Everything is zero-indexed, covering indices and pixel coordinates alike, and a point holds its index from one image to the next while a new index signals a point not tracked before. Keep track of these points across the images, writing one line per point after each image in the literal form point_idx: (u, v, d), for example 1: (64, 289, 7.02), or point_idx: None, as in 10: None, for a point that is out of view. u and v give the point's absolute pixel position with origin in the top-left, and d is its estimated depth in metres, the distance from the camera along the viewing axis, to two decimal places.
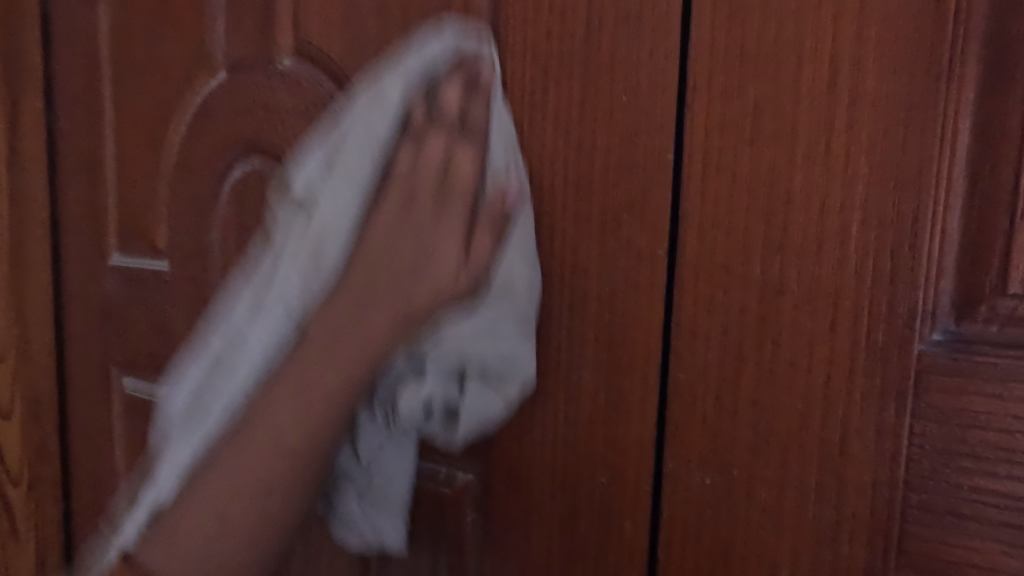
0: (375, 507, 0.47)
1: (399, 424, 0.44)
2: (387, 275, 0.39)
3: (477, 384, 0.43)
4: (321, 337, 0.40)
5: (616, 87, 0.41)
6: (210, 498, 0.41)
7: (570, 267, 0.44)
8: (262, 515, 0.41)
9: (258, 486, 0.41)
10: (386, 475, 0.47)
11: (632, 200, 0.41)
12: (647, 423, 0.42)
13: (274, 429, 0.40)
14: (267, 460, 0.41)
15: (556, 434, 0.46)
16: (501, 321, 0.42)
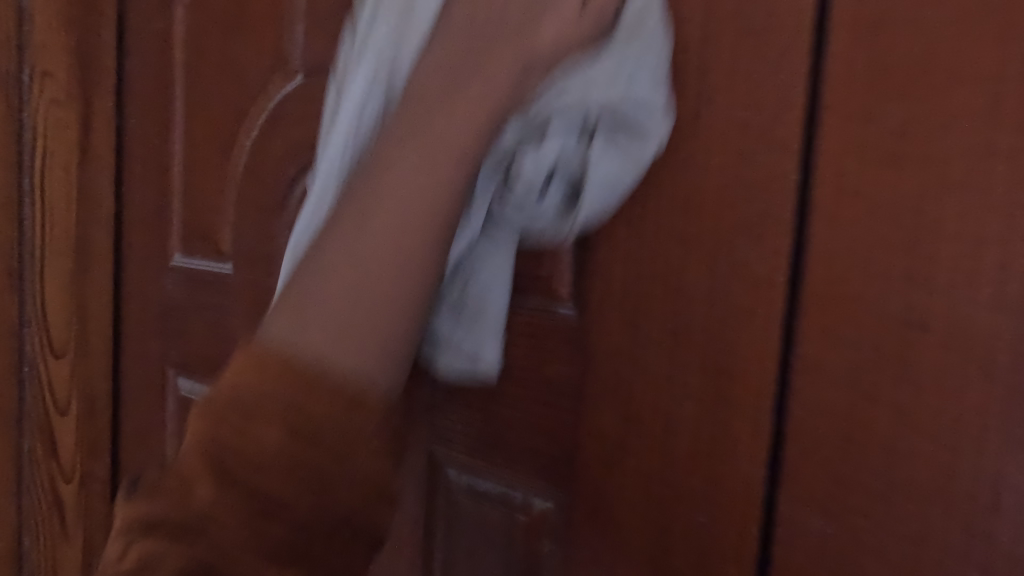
0: (473, 328, 0.45)
1: (518, 193, 0.42)
2: (512, 30, 0.39)
3: (604, 138, 0.40)
4: (430, 89, 0.39)
5: (734, 103, 0.39)
6: (320, 307, 0.36)
7: (673, 290, 0.42)
8: (381, 286, 0.36)
9: (380, 253, 0.36)
10: (490, 285, 0.45)
11: (749, 223, 0.39)
12: (758, 462, 0.39)
13: (398, 198, 0.37)
14: (378, 267, 0.36)
15: (649, 466, 0.43)
16: (638, 58, 0.38)
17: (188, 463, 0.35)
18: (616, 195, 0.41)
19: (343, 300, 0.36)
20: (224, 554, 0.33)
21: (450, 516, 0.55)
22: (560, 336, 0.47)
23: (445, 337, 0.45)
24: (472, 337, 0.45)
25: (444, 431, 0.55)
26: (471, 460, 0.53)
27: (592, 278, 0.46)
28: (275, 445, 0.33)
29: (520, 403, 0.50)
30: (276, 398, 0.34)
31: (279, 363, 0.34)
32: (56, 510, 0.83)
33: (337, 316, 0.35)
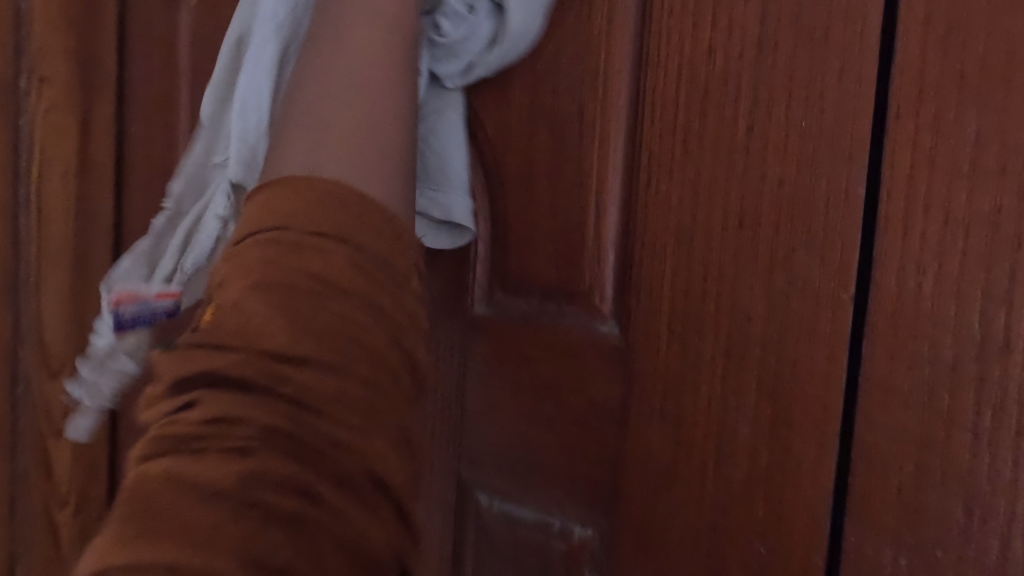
0: (450, 187, 0.49)
1: (455, 16, 0.47)
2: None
3: None
4: None
5: (793, 111, 0.37)
6: (312, 139, 0.41)
7: (726, 306, 0.40)
8: (367, 107, 0.43)
9: (359, 95, 0.43)
10: (454, 136, 0.50)
11: (811, 237, 0.37)
12: (823, 489, 0.37)
13: (362, 48, 0.44)
14: (361, 91, 0.43)
15: (701, 490, 0.41)
16: None
17: (249, 308, 0.35)
18: None
19: (333, 130, 0.42)
20: (308, 420, 0.33)
21: (480, 538, 0.52)
22: (599, 354, 0.46)
23: (425, 187, 0.50)
24: (445, 189, 0.49)
25: (475, 455, 0.52)
26: (504, 485, 0.51)
27: (636, 292, 0.44)
28: (341, 305, 0.36)
29: (557, 424, 0.47)
30: (290, 220, 0.37)
31: (298, 198, 0.38)
32: (53, 537, 0.77)
33: (330, 141, 0.41)
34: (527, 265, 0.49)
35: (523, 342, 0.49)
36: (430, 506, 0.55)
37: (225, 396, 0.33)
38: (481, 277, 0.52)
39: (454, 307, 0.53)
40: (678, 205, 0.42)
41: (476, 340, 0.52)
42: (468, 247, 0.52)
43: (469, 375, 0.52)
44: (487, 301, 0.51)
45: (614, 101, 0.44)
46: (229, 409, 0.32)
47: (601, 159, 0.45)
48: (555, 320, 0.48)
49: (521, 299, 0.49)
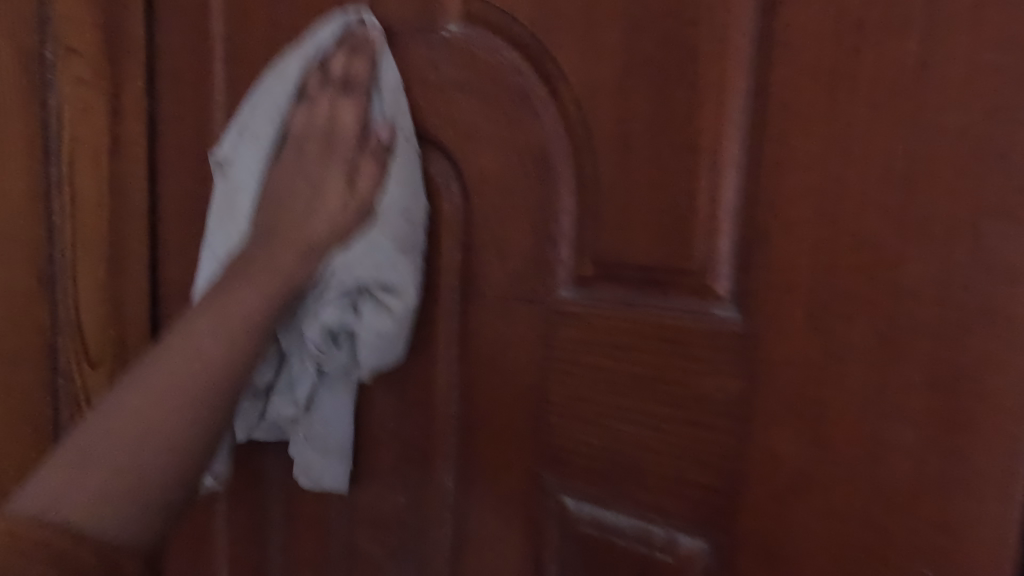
0: (323, 465, 0.55)
1: (331, 361, 0.51)
2: (294, 215, 0.48)
3: (369, 306, 0.49)
4: (253, 254, 0.48)
5: (982, 44, 0.30)
6: (104, 471, 0.42)
7: (884, 285, 0.33)
8: (158, 438, 0.43)
9: (162, 439, 0.44)
10: (327, 421, 0.54)
11: (1005, 197, 0.30)
12: (1016, 505, 0.31)
13: (203, 365, 0.46)
14: (145, 408, 0.44)
15: (845, 501, 0.35)
16: (376, 245, 0.48)
17: None
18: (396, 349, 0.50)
19: (118, 473, 0.42)
20: None
21: (568, 547, 0.47)
22: (715, 345, 0.39)
23: (304, 442, 0.55)
24: (319, 460, 0.55)
25: (561, 455, 0.46)
26: (596, 488, 0.45)
27: (762, 272, 0.37)
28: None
29: (662, 423, 0.41)
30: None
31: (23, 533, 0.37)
32: None
33: (115, 480, 0.41)
34: (624, 242, 0.42)
35: (619, 331, 0.43)
36: (504, 510, 0.50)
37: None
38: (567, 257, 0.46)
39: (532, 293, 0.47)
40: (820, 166, 0.35)
41: (561, 329, 0.46)
42: (550, 223, 0.46)
43: (552, 369, 0.46)
44: (575, 285, 0.45)
45: (736, 43, 0.37)
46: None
47: (717, 115, 0.38)
48: (660, 306, 0.41)
49: (617, 282, 0.43)
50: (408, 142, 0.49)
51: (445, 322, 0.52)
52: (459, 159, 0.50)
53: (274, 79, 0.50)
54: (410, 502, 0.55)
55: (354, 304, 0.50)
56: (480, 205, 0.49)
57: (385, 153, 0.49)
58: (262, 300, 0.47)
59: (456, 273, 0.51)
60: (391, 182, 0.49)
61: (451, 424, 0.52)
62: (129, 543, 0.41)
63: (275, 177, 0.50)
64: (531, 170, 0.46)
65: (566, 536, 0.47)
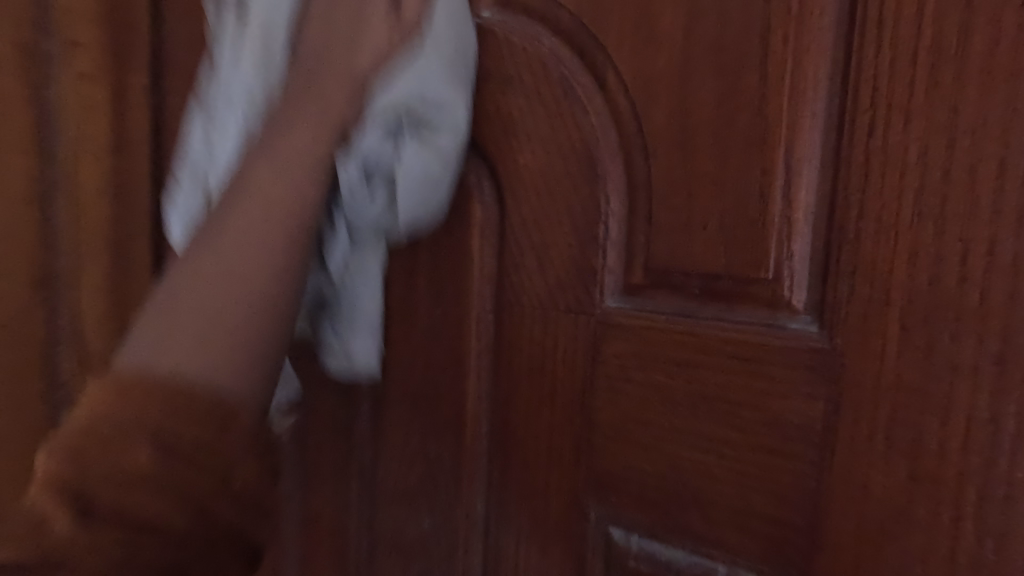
0: (348, 333, 0.49)
1: (365, 202, 0.43)
2: (336, 59, 0.42)
3: (409, 140, 0.42)
4: (294, 107, 0.41)
5: None
6: (166, 349, 0.36)
7: (998, 299, 0.29)
8: (250, 283, 0.38)
9: (254, 297, 0.38)
10: (365, 291, 0.48)
11: None
12: None
13: (266, 217, 0.40)
14: (241, 229, 0.39)
15: (951, 546, 0.31)
16: (427, 67, 0.40)
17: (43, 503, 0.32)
18: (446, 169, 0.44)
19: (188, 343, 0.36)
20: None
21: None
22: (787, 362, 0.35)
23: (339, 330, 0.49)
24: (347, 335, 0.49)
25: (609, 482, 0.42)
26: (654, 521, 0.40)
27: (847, 281, 0.33)
28: None
29: (726, 449, 0.37)
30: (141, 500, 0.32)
31: (142, 379, 0.35)
32: None
33: (190, 356, 0.36)
34: (682, 248, 0.38)
35: (675, 344, 0.39)
36: (543, 540, 0.46)
37: (89, 436, 0.33)
38: (615, 264, 0.41)
39: (576, 302, 0.43)
40: (919, 163, 0.31)
41: (609, 343, 0.41)
42: (597, 226, 0.41)
43: (597, 387, 0.42)
44: (624, 294, 0.41)
45: (815, 25, 0.33)
46: (124, 412, 0.33)
47: (792, 106, 0.34)
48: (722, 317, 0.37)
49: (672, 292, 0.39)
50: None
51: (476, 333, 0.47)
52: (492, 157, 0.46)
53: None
54: (435, 529, 0.51)
55: (397, 136, 0.42)
56: (516, 207, 0.45)
57: None
58: (319, 147, 0.41)
59: (490, 280, 0.47)
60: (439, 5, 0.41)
61: (483, 443, 0.48)
62: (246, 391, 0.37)
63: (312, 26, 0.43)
64: (575, 168, 0.42)
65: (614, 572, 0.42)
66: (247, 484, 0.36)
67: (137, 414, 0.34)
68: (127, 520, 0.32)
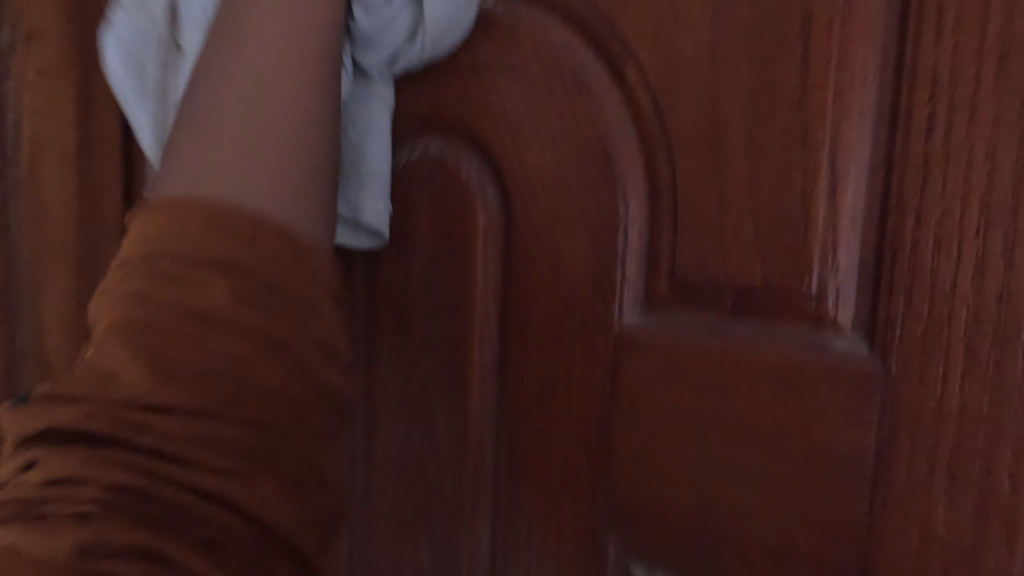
0: (363, 184, 0.42)
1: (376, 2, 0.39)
2: None
3: None
4: None
5: None
6: (212, 177, 0.33)
7: None
8: (287, 115, 0.35)
9: (295, 141, 0.35)
10: (381, 139, 0.43)
11: None
12: None
13: (298, 46, 0.35)
14: (260, 68, 0.35)
15: None
16: None
17: (109, 354, 0.29)
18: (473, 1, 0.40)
19: (239, 173, 0.33)
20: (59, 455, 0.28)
21: None
22: (832, 386, 0.32)
23: (351, 185, 0.43)
24: (359, 187, 0.42)
25: (631, 516, 0.38)
26: (680, 560, 0.37)
27: (904, 296, 0.30)
28: (123, 394, 0.29)
29: (763, 481, 0.34)
30: (212, 365, 0.30)
31: (205, 210, 0.32)
32: None
33: (240, 181, 0.33)
34: (713, 259, 0.34)
35: (705, 366, 0.35)
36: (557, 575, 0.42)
37: (131, 316, 0.30)
38: (635, 276, 0.38)
39: (592, 317, 0.39)
40: (986, 165, 0.28)
41: (629, 363, 0.38)
42: (615, 233, 0.38)
43: (617, 411, 0.38)
44: (645, 309, 0.37)
45: (863, 11, 0.30)
46: (179, 244, 0.31)
47: (838, 102, 0.31)
48: (758, 336, 0.34)
49: (700, 307, 0.35)
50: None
51: (479, 351, 0.43)
52: (498, 159, 0.42)
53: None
54: (435, 564, 0.46)
55: None
56: (524, 212, 0.41)
57: None
58: None
59: (494, 291, 0.43)
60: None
61: (488, 468, 0.44)
62: (305, 220, 0.34)
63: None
64: (589, 170, 0.38)
65: None
66: (333, 335, 0.35)
67: (193, 253, 0.31)
68: (220, 391, 0.30)
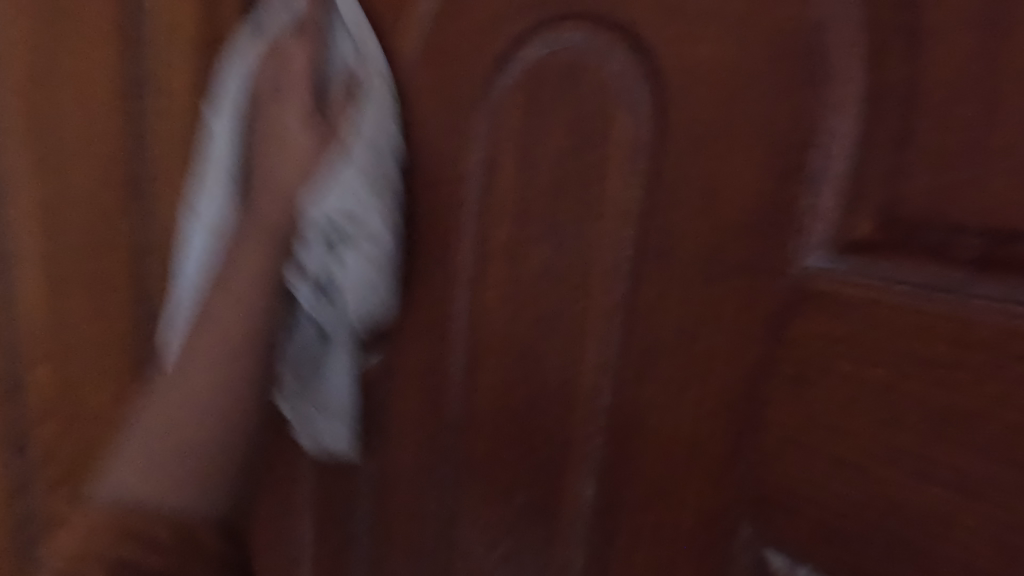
0: (327, 424, 0.50)
1: (320, 306, 0.46)
2: (282, 152, 0.47)
3: (343, 247, 0.44)
4: (241, 277, 0.46)
5: None
6: (140, 487, 0.41)
7: None
8: (201, 384, 0.45)
9: (178, 485, 0.42)
10: (336, 373, 0.49)
11: None
12: None
13: (195, 396, 0.44)
14: (212, 352, 0.45)
15: None
16: (353, 180, 0.43)
17: None
18: (373, 293, 0.46)
19: (152, 491, 0.41)
20: None
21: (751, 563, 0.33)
22: None
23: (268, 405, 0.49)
24: (322, 415, 0.50)
25: (780, 501, 0.32)
26: (836, 556, 0.30)
27: None
28: None
29: (984, 489, 0.26)
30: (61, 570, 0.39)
31: (92, 521, 0.40)
32: None
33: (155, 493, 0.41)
34: (961, 188, 0.25)
35: (912, 334, 0.27)
36: (662, 531, 0.36)
37: None
38: (829, 207, 0.29)
39: (757, 257, 0.31)
40: None
41: (800, 318, 0.30)
42: (809, 148, 0.29)
43: (774, 375, 0.31)
44: (836, 254, 0.29)
45: None
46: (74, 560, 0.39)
47: None
48: (1008, 302, 0.25)
49: (921, 254, 0.27)
50: (381, 76, 0.46)
51: (605, 287, 0.38)
52: (655, 51, 0.34)
53: (238, 61, 0.49)
54: (529, 504, 0.43)
55: (341, 236, 0.44)
56: (684, 119, 0.33)
57: (359, 92, 0.46)
58: (273, 247, 0.46)
59: (629, 217, 0.36)
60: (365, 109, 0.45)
61: (599, 418, 0.39)
62: (189, 503, 0.42)
63: (257, 115, 0.48)
64: (784, 63, 0.29)
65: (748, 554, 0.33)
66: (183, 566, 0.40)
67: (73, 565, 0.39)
68: None
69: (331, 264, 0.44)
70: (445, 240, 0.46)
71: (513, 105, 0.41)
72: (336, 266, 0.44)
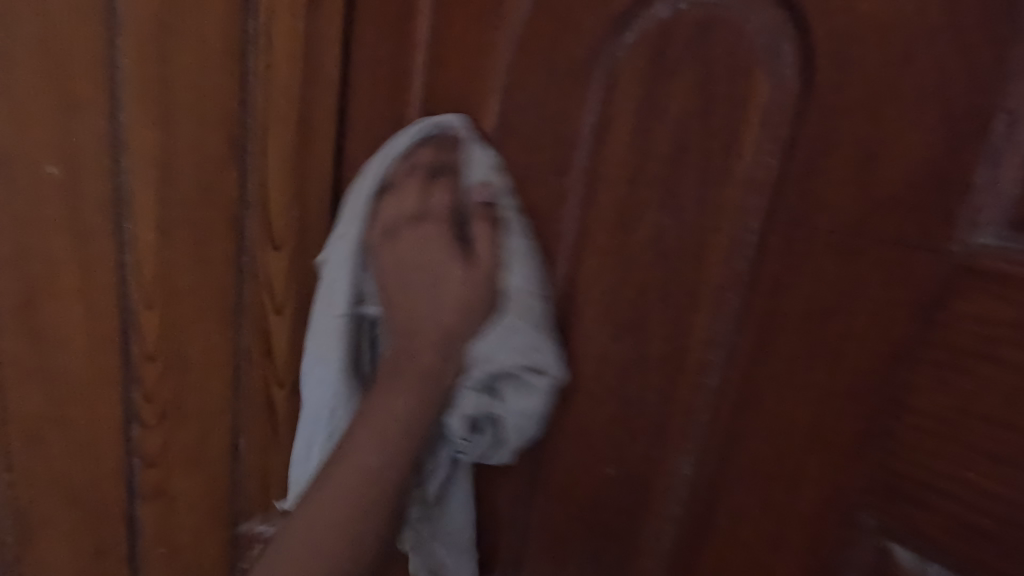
0: (451, 555, 0.51)
1: (474, 443, 0.47)
2: (427, 275, 0.45)
3: (511, 386, 0.46)
4: (398, 386, 0.44)
5: None
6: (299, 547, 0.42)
7: None
8: (375, 465, 0.44)
9: (335, 546, 0.42)
10: (456, 513, 0.50)
11: None
12: None
13: (361, 473, 0.44)
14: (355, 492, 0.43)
15: None
16: (518, 320, 0.44)
17: None
18: (531, 430, 0.46)
19: (315, 552, 0.42)
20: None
21: (855, 523, 0.32)
22: None
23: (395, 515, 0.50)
24: (445, 551, 0.51)
25: (911, 492, 0.30)
26: (975, 553, 0.28)
27: None
28: None
29: None
30: None
31: None
32: (163, 421, 0.61)
33: (323, 551, 0.42)
34: None
35: None
36: (767, 508, 0.35)
37: None
38: (1009, 181, 0.27)
39: (914, 232, 0.29)
40: None
41: (962, 298, 0.28)
42: (991, 115, 0.27)
43: (920, 360, 0.29)
44: (1009, 230, 0.27)
45: None
46: None
47: None
48: None
49: None
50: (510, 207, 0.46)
51: (723, 258, 0.36)
52: (805, 6, 0.32)
53: (366, 184, 0.48)
54: (620, 475, 0.43)
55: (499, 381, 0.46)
56: (836, 82, 0.31)
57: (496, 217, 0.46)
58: (417, 400, 0.45)
59: (759, 187, 0.34)
60: (507, 256, 0.45)
61: (706, 394, 0.38)
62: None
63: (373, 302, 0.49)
64: (968, 21, 0.27)
65: (852, 511, 0.32)
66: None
67: None
68: None
69: (490, 404, 0.46)
70: (549, 206, 0.45)
71: (635, 65, 0.40)
72: (494, 403, 0.46)
